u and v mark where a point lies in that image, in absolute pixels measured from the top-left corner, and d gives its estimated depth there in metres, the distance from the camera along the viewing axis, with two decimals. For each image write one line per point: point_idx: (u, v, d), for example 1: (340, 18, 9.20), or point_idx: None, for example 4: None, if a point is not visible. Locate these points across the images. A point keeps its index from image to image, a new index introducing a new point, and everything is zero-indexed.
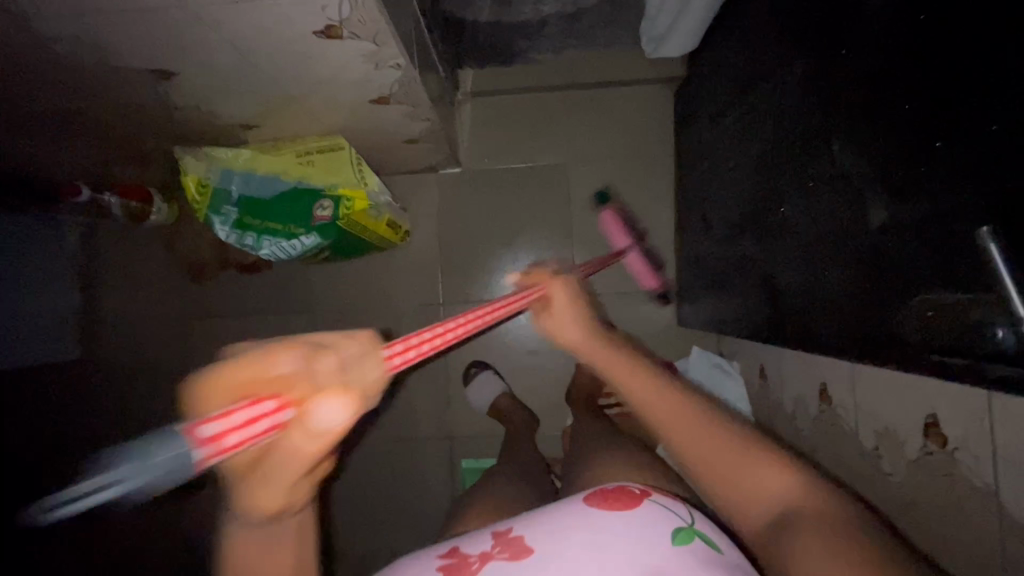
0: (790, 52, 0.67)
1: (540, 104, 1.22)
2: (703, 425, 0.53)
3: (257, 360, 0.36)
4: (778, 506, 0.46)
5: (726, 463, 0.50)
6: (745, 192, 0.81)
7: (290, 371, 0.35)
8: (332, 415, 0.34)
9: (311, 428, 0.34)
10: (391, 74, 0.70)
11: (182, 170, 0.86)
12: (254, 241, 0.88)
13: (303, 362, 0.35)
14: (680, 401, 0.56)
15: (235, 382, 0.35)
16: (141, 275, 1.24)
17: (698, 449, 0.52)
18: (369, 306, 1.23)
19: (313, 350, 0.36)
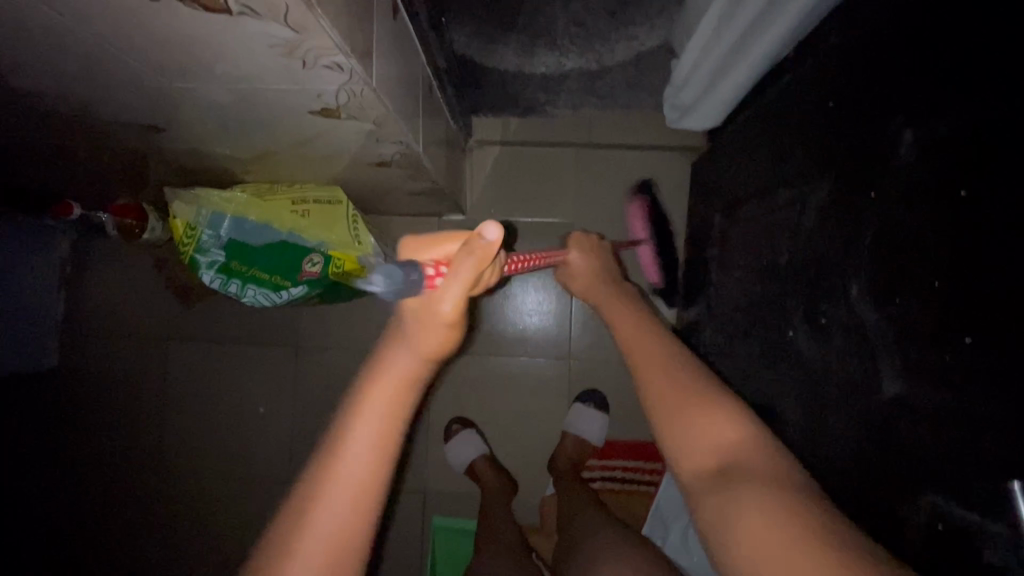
0: (814, 168, 0.63)
1: (552, 158, 1.19)
2: (672, 368, 0.56)
3: (424, 239, 0.51)
4: (722, 456, 0.47)
5: (682, 417, 0.51)
6: (752, 295, 0.76)
7: (439, 255, 0.49)
8: (491, 231, 0.45)
9: (476, 248, 0.45)
10: (394, 148, 0.67)
11: (171, 212, 0.83)
12: (237, 289, 0.85)
13: (446, 242, 0.50)
14: (687, 378, 0.55)
15: (416, 256, 0.49)
16: (131, 290, 1.22)
17: (666, 399, 0.53)
18: (356, 345, 1.19)
19: (450, 236, 0.50)
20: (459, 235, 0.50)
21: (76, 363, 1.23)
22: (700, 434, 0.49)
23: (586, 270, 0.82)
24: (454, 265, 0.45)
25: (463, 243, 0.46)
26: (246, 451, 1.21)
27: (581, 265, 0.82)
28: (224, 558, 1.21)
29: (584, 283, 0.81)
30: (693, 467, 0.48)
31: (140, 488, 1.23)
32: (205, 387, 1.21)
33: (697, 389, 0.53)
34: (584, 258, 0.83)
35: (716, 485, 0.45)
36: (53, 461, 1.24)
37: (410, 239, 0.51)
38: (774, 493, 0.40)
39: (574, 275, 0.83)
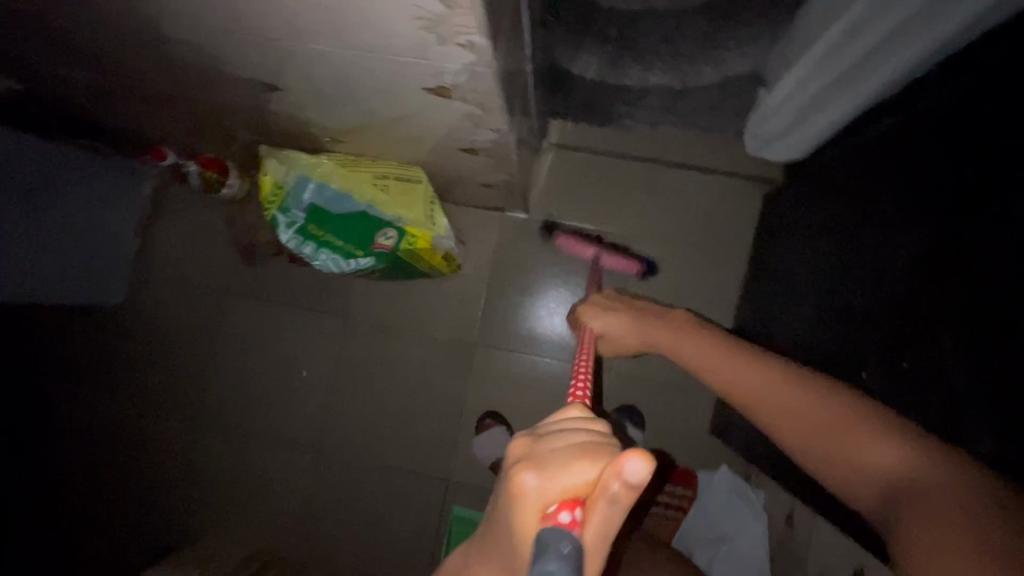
0: (930, 226, 0.63)
1: (625, 171, 1.19)
2: (792, 393, 0.59)
3: (557, 455, 0.37)
4: (889, 479, 0.49)
5: (784, 419, 0.59)
6: (837, 342, 0.77)
7: (584, 480, 0.35)
8: (635, 474, 0.33)
9: (613, 489, 0.34)
10: (489, 135, 0.68)
11: (262, 168, 0.86)
12: (310, 251, 0.88)
13: (589, 462, 0.36)
14: (816, 401, 0.57)
15: (539, 486, 0.36)
16: (200, 240, 1.28)
17: (796, 424, 0.57)
18: (403, 326, 1.22)
19: (593, 452, 0.37)
20: (598, 452, 0.37)
21: (138, 302, 1.29)
22: (852, 455, 0.52)
23: (620, 324, 0.86)
24: (601, 511, 0.35)
25: (596, 481, 0.35)
26: (283, 412, 1.24)
27: (610, 323, 0.87)
28: (250, 516, 1.24)
29: (621, 328, 0.86)
30: (858, 486, 0.52)
31: (179, 433, 1.27)
32: (255, 346, 1.25)
33: (824, 412, 0.55)
34: (605, 317, 0.88)
35: (892, 506, 0.48)
36: (98, 392, 1.29)
37: (537, 451, 0.37)
38: (959, 515, 0.43)
39: (614, 336, 0.87)
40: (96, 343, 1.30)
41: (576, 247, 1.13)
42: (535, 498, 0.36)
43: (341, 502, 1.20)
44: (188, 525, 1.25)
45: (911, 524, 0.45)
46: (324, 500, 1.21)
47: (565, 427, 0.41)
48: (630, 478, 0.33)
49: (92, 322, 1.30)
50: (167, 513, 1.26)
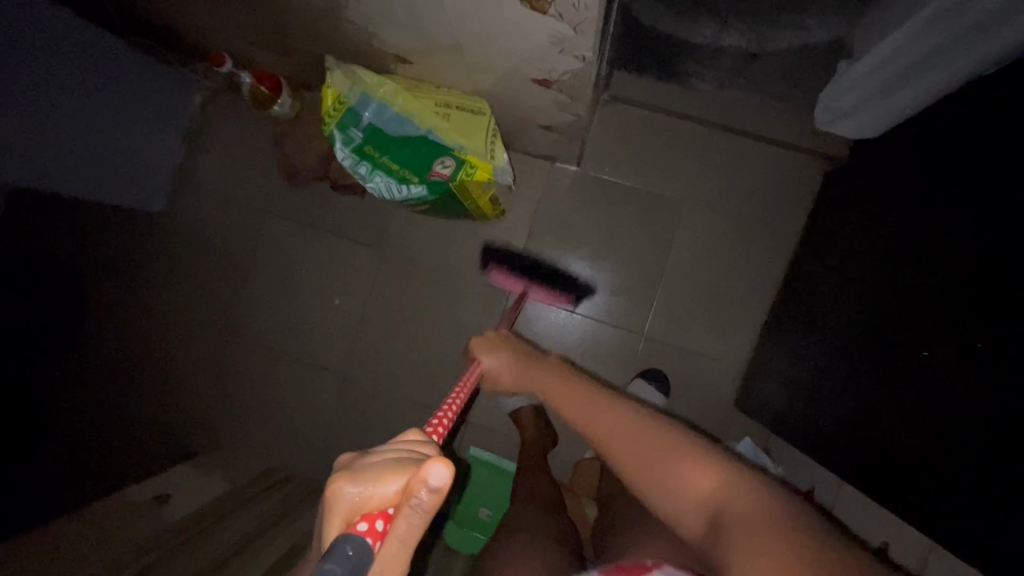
0: (1006, 226, 0.65)
1: (683, 133, 1.16)
2: (628, 418, 0.61)
3: (373, 464, 0.36)
4: (712, 504, 0.51)
5: (633, 455, 0.58)
6: (887, 326, 0.78)
7: (395, 489, 0.34)
8: (438, 478, 0.33)
9: (416, 495, 0.33)
10: (571, 64, 0.66)
11: (326, 81, 0.84)
12: (365, 171, 0.88)
13: (400, 473, 0.35)
14: (635, 424, 0.60)
15: (347, 506, 0.35)
16: (244, 157, 1.28)
17: (636, 455, 0.58)
18: (439, 266, 1.22)
19: (406, 463, 0.36)
20: (412, 463, 0.36)
21: (178, 213, 1.30)
22: (677, 476, 0.54)
23: (508, 365, 0.83)
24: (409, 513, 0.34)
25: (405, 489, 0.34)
26: (312, 337, 1.25)
27: (501, 360, 0.84)
28: (268, 434, 1.26)
29: (509, 378, 0.83)
30: (687, 514, 0.53)
31: (207, 345, 1.29)
32: (290, 269, 1.26)
33: (658, 444, 0.57)
34: (499, 359, 0.84)
35: (715, 529, 0.49)
36: (130, 297, 1.32)
37: (358, 462, 0.37)
38: (780, 523, 0.45)
39: (500, 374, 0.84)
40: (135, 248, 1.32)
41: (500, 279, 1.19)
42: (347, 507, 0.35)
43: (361, 430, 1.23)
44: (207, 435, 1.28)
45: (730, 557, 0.46)
46: (346, 426, 1.23)
47: (397, 447, 0.39)
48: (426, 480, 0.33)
49: (132, 228, 1.32)
50: (187, 421, 1.29)
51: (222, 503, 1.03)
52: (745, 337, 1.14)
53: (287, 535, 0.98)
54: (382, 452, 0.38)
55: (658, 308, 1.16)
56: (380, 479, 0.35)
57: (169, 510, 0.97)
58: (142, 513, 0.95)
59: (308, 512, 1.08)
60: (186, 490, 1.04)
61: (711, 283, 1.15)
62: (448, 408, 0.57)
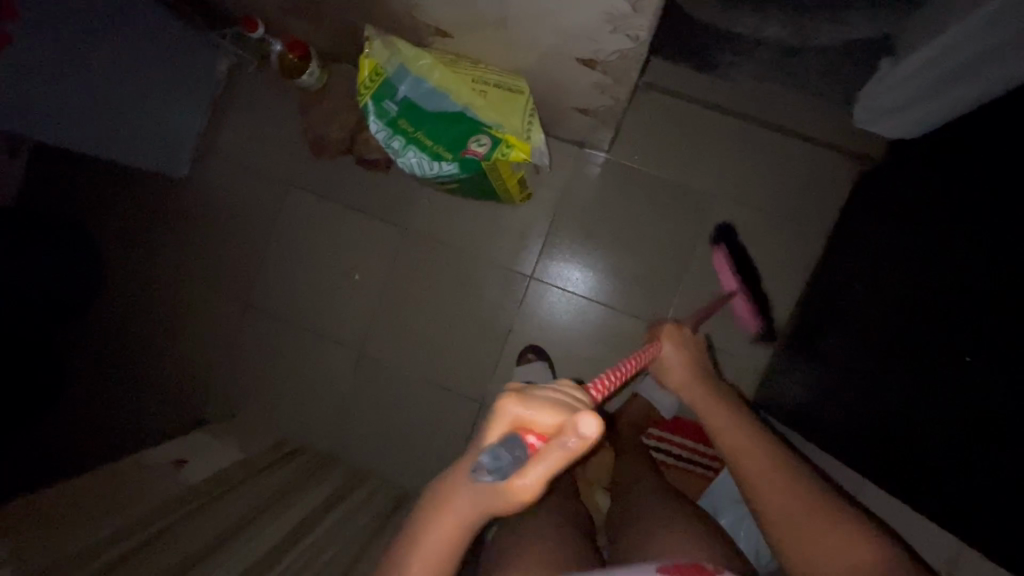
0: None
1: (715, 125, 1.14)
2: (796, 481, 0.64)
3: (537, 395, 0.45)
4: None
5: (811, 541, 0.59)
6: (904, 329, 0.80)
7: (552, 422, 0.44)
8: (587, 428, 0.41)
9: (568, 436, 0.42)
10: (622, 44, 0.64)
11: (364, 51, 0.83)
12: (398, 147, 0.86)
13: (558, 412, 0.44)
14: (805, 495, 0.63)
15: (513, 415, 0.44)
16: (269, 127, 1.27)
17: (808, 536, 0.60)
18: (461, 247, 1.21)
19: (565, 408, 0.45)
20: (574, 408, 0.45)
21: (200, 180, 1.30)
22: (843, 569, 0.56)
23: (683, 361, 0.86)
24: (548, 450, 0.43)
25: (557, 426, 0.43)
26: (330, 311, 1.25)
27: (678, 361, 0.86)
28: (282, 406, 1.27)
29: (680, 376, 0.85)
30: None
31: (224, 314, 1.29)
32: (311, 242, 1.25)
33: (834, 529, 0.59)
34: (648, 356, 0.77)
35: None
36: (148, 263, 1.31)
37: (525, 389, 0.46)
38: None
39: (647, 366, 0.78)
40: (154, 214, 1.31)
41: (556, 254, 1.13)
42: (510, 418, 0.44)
43: (375, 407, 1.23)
44: (220, 404, 1.29)
45: None
46: (360, 402, 1.24)
47: (557, 386, 0.48)
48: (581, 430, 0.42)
49: (153, 194, 1.31)
50: (201, 389, 1.29)
51: (237, 470, 1.04)
52: (767, 334, 1.14)
53: (301, 506, 0.98)
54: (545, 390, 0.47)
55: (681, 300, 1.15)
56: (543, 409, 0.44)
57: (186, 474, 0.97)
58: (158, 475, 0.95)
59: (320, 484, 1.08)
60: (200, 456, 1.05)
61: (736, 278, 1.14)
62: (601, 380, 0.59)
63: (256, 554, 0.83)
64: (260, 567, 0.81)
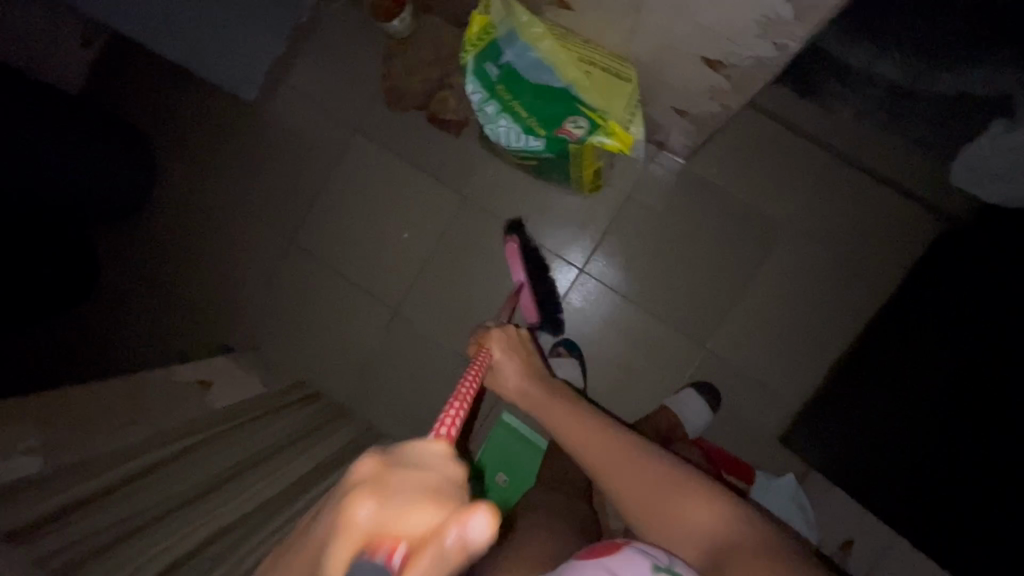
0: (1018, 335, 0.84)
1: (799, 155, 1.13)
2: (617, 446, 0.67)
3: (401, 488, 0.31)
4: (708, 538, 0.57)
5: (638, 489, 0.63)
6: (902, 399, 0.95)
7: (425, 527, 0.30)
8: (478, 531, 0.29)
9: (448, 544, 0.29)
10: (762, 52, 0.61)
11: (479, 7, 0.80)
12: (490, 111, 0.84)
13: (435, 509, 0.31)
14: (620, 447, 0.67)
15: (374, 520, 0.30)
16: (343, 66, 1.24)
17: (631, 484, 0.63)
18: (516, 226, 1.19)
19: (440, 497, 0.32)
20: (449, 498, 0.32)
21: (263, 106, 1.27)
22: (673, 512, 0.60)
23: (514, 364, 0.83)
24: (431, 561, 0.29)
25: (437, 531, 0.30)
26: (371, 264, 1.23)
27: (507, 361, 0.83)
28: (304, 349, 1.25)
29: (513, 382, 0.82)
30: (683, 543, 0.58)
31: (262, 245, 1.27)
32: (365, 191, 1.23)
33: (649, 472, 0.63)
34: (508, 355, 0.84)
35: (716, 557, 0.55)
36: (196, 180, 1.30)
37: (384, 474, 0.32)
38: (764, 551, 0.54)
39: (503, 374, 0.83)
40: (210, 131, 1.29)
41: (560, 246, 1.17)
42: (362, 525, 0.30)
43: (397, 367, 1.22)
44: (241, 334, 1.27)
45: None
46: (384, 360, 1.23)
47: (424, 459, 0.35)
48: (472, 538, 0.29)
49: (214, 111, 1.29)
50: (226, 316, 1.28)
51: (258, 403, 1.02)
52: (806, 373, 1.12)
53: (316, 451, 0.98)
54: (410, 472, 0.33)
55: (728, 324, 1.14)
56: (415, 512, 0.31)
57: (210, 398, 0.95)
58: (183, 393, 0.92)
59: (334, 435, 1.06)
60: (225, 381, 1.04)
61: (786, 311, 1.13)
62: (460, 397, 0.56)
63: (275, 487, 0.83)
64: (277, 502, 0.81)
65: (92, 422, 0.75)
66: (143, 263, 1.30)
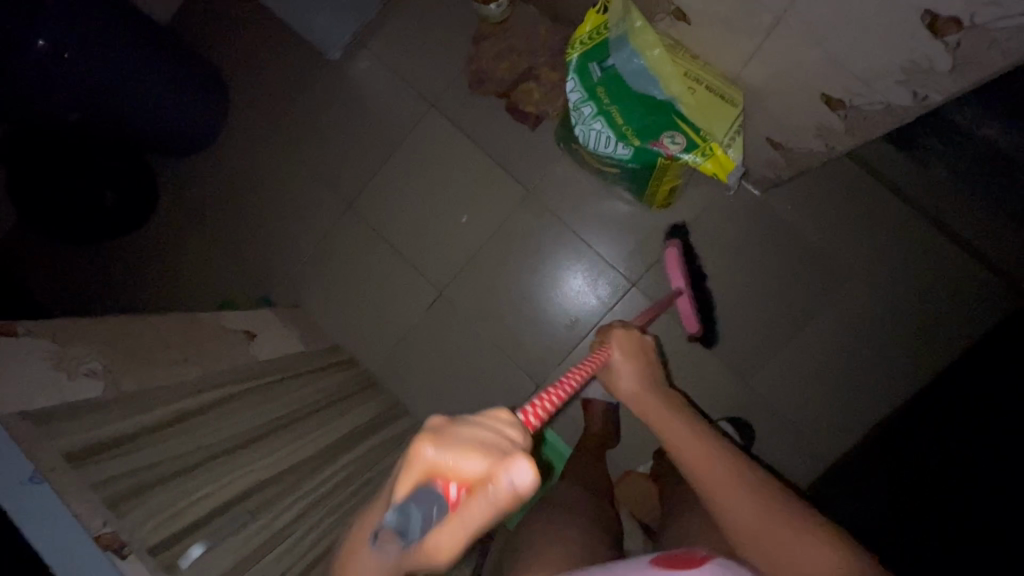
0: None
1: (876, 204, 1.10)
2: (728, 464, 0.57)
3: (465, 434, 0.33)
4: (817, 575, 0.49)
5: (737, 501, 0.54)
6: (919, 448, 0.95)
7: (478, 472, 0.31)
8: (521, 477, 0.31)
9: (494, 490, 0.31)
10: (896, 98, 0.60)
11: (597, 5, 0.79)
12: (586, 113, 0.83)
13: (488, 458, 0.32)
14: (725, 464, 0.57)
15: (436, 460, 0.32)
16: (430, 40, 1.23)
17: (737, 506, 0.54)
18: (576, 228, 1.18)
19: (494, 450, 0.33)
20: (501, 453, 0.33)
21: (343, 66, 1.27)
22: (781, 537, 0.51)
23: (630, 363, 0.75)
24: (478, 505, 0.31)
25: (483, 480, 0.31)
26: (424, 241, 1.23)
27: (623, 363, 0.75)
28: (343, 312, 1.25)
29: (631, 390, 0.72)
30: None
31: (320, 203, 1.28)
32: (430, 165, 1.23)
33: (748, 487, 0.55)
34: (626, 360, 0.75)
35: None
36: (265, 127, 1.30)
37: (450, 424, 0.34)
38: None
39: (619, 378, 0.75)
40: (286, 81, 1.29)
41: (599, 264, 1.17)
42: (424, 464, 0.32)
43: (433, 347, 1.22)
44: (284, 287, 1.28)
45: None
46: (422, 338, 1.22)
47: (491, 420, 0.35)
48: (511, 486, 0.31)
49: (294, 63, 1.29)
50: (272, 267, 1.29)
51: (295, 359, 1.03)
52: (846, 426, 1.10)
53: (346, 418, 0.98)
54: (466, 422, 0.34)
55: (772, 362, 1.12)
56: (471, 458, 0.32)
57: (255, 347, 0.95)
58: (232, 337, 0.93)
59: (362, 404, 1.06)
60: (268, 332, 1.04)
61: (836, 360, 1.11)
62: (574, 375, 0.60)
63: (308, 447, 0.84)
64: (309, 463, 0.82)
65: (148, 353, 0.75)
66: (200, 201, 1.31)
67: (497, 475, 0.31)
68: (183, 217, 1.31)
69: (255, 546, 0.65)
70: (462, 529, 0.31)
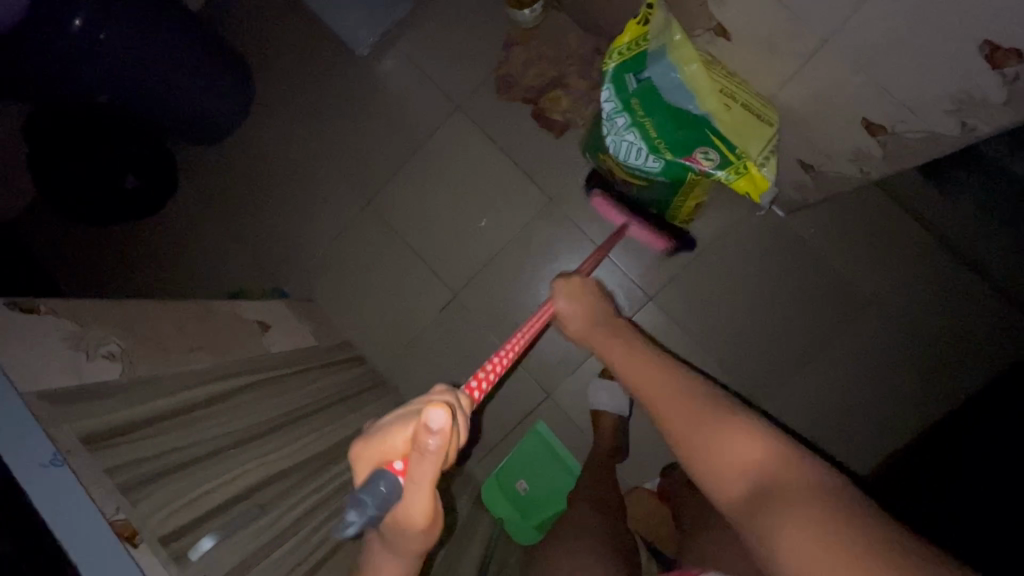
0: None
1: (899, 233, 1.09)
2: (680, 391, 0.57)
3: (385, 425, 0.39)
4: (758, 475, 0.47)
5: (682, 423, 0.54)
6: None
7: (404, 439, 0.37)
8: (434, 420, 0.36)
9: (420, 444, 0.36)
10: (941, 127, 0.59)
11: (638, 16, 0.78)
12: (619, 123, 0.83)
13: (408, 423, 0.37)
14: (677, 391, 0.57)
15: (370, 450, 0.38)
16: (459, 42, 1.23)
17: (680, 422, 0.54)
18: (596, 238, 1.17)
19: (411, 415, 0.38)
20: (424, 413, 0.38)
21: (370, 63, 1.27)
22: (718, 441, 0.50)
23: (582, 314, 0.79)
24: (416, 461, 0.37)
25: (411, 439, 0.37)
26: (442, 242, 1.22)
27: (575, 309, 0.79)
28: (357, 308, 1.25)
29: (580, 332, 0.78)
30: (733, 482, 0.48)
31: (340, 197, 1.27)
32: (452, 166, 1.22)
33: (692, 407, 0.54)
34: (577, 307, 0.79)
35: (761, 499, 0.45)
36: (289, 119, 1.30)
37: (372, 428, 0.40)
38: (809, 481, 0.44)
39: (570, 321, 0.79)
40: (313, 75, 1.29)
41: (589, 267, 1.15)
42: (367, 458, 0.38)
43: (445, 350, 1.21)
44: (300, 280, 1.27)
45: (777, 528, 0.42)
46: (434, 340, 1.21)
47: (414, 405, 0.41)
48: (426, 427, 0.36)
49: (322, 58, 1.29)
50: (288, 259, 1.28)
51: (307, 353, 1.02)
52: (859, 455, 1.09)
53: (355, 417, 0.97)
54: (388, 419, 0.39)
55: (787, 386, 1.11)
56: (396, 436, 0.38)
57: (268, 340, 0.94)
58: (246, 328, 0.92)
59: (371, 404, 1.05)
60: (282, 325, 1.03)
61: (852, 387, 1.09)
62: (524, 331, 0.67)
63: (318, 444, 0.83)
64: (319, 460, 0.80)
65: (165, 338, 0.74)
66: (220, 189, 1.31)
67: (417, 429, 0.37)
68: (202, 205, 1.31)
69: (263, 542, 0.64)
70: (420, 481, 0.37)
